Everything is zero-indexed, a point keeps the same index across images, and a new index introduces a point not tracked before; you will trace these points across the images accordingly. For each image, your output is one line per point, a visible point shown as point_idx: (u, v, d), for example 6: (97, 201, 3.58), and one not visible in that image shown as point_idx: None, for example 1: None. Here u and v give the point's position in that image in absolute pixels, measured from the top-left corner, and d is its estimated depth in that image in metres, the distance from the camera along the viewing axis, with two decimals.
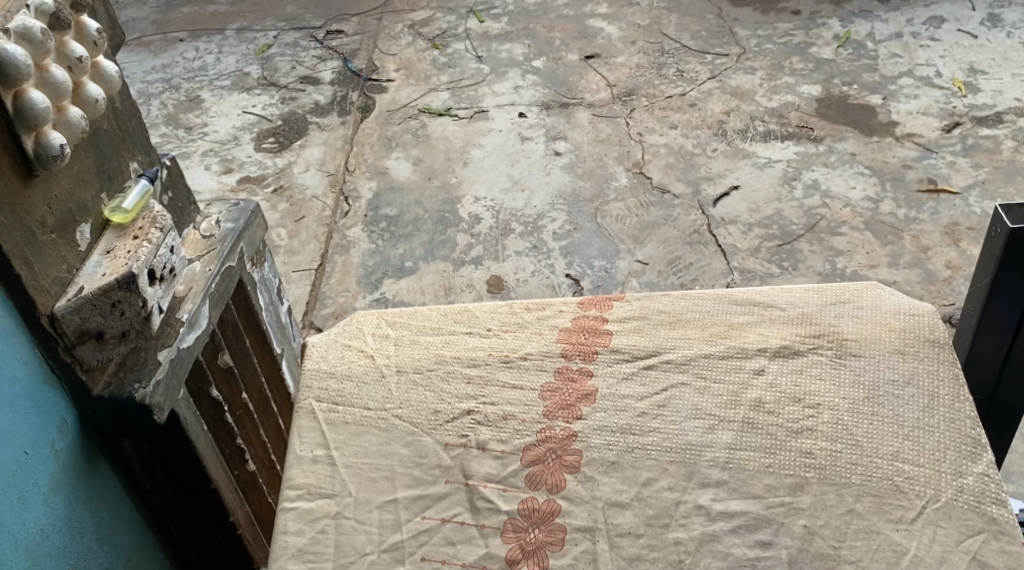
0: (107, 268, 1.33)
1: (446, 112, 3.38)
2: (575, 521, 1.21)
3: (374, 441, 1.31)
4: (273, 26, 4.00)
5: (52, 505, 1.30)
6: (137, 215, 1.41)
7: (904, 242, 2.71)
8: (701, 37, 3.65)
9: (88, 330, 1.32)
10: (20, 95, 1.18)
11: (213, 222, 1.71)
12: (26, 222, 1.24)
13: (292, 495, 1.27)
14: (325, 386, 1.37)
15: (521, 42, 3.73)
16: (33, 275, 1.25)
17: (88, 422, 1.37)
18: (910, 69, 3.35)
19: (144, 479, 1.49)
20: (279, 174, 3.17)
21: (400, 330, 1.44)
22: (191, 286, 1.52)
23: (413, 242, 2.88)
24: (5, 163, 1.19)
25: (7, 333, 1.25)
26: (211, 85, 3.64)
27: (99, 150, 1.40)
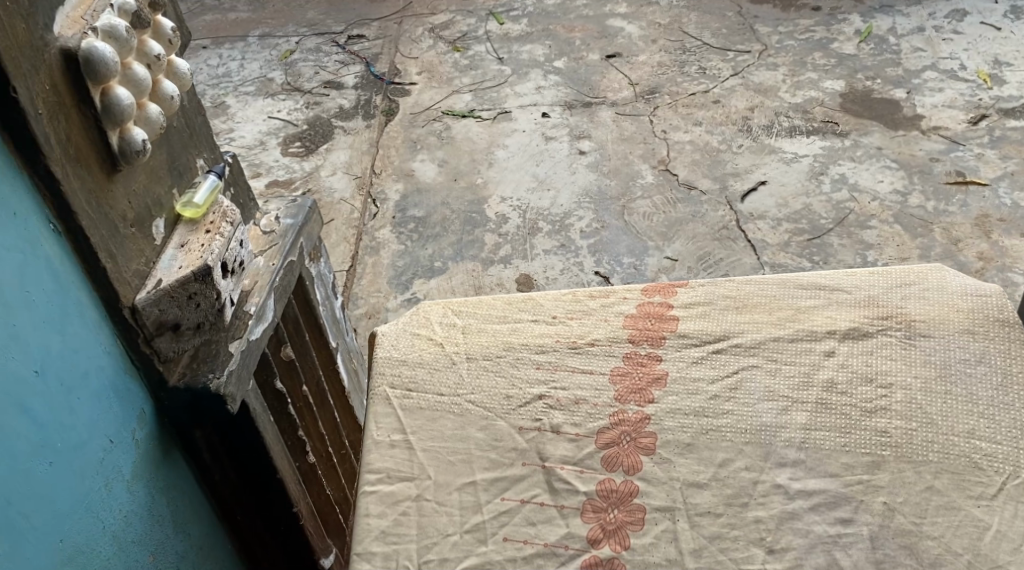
0: (184, 260, 1.34)
1: (469, 114, 3.40)
2: (654, 502, 1.24)
3: (449, 426, 1.34)
4: (295, 32, 4.03)
5: (135, 492, 1.30)
6: (207, 209, 1.41)
7: (934, 235, 2.71)
8: (722, 35, 3.66)
9: (166, 322, 1.33)
10: (107, 92, 1.21)
11: (273, 219, 1.68)
12: (110, 215, 1.25)
13: (372, 479, 1.30)
14: (398, 373, 1.40)
15: (542, 43, 3.75)
16: (117, 268, 1.26)
17: (164, 412, 1.37)
18: (934, 62, 3.35)
19: (214, 471, 1.48)
20: (307, 177, 3.19)
21: (467, 318, 1.46)
22: (256, 280, 1.51)
23: (442, 243, 2.90)
24: (93, 158, 1.22)
25: (92, 324, 1.25)
26: (235, 91, 3.67)
27: (170, 148, 1.40)
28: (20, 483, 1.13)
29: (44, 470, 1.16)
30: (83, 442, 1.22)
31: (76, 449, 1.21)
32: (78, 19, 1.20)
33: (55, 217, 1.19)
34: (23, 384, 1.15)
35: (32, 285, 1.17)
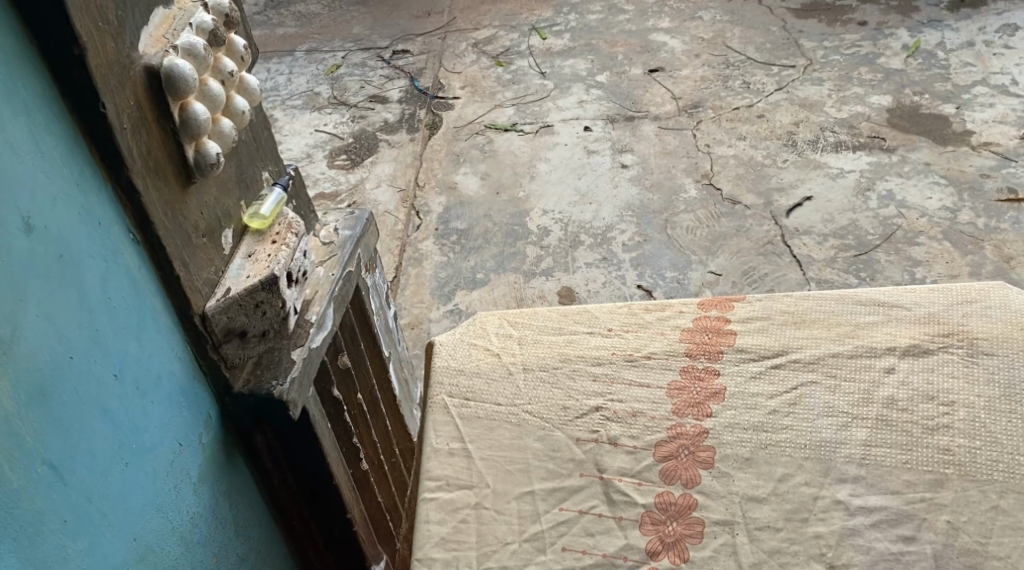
0: (251, 270, 1.36)
1: (512, 127, 3.42)
2: (713, 515, 1.24)
3: (506, 435, 1.35)
4: (341, 47, 4.07)
5: (201, 494, 1.33)
6: (273, 220, 1.44)
7: (984, 252, 2.69)
8: (766, 50, 3.65)
9: (233, 329, 1.35)
10: (186, 107, 1.24)
11: (332, 230, 1.70)
12: (185, 226, 1.28)
13: (431, 486, 1.32)
14: (456, 383, 1.41)
15: (585, 58, 3.77)
16: (189, 276, 1.28)
17: (228, 416, 1.39)
18: (984, 77, 3.32)
19: (274, 475, 1.50)
20: (353, 190, 3.22)
21: (523, 330, 1.47)
22: (317, 290, 1.53)
23: (484, 255, 2.92)
24: (170, 170, 1.24)
25: (165, 329, 1.28)
26: (283, 104, 3.72)
27: (239, 161, 1.43)
28: (100, 482, 1.15)
29: (121, 470, 1.19)
30: (155, 444, 1.24)
31: (149, 452, 1.23)
32: (161, 38, 1.23)
33: (134, 227, 1.22)
34: (102, 386, 1.17)
35: (113, 291, 1.19)
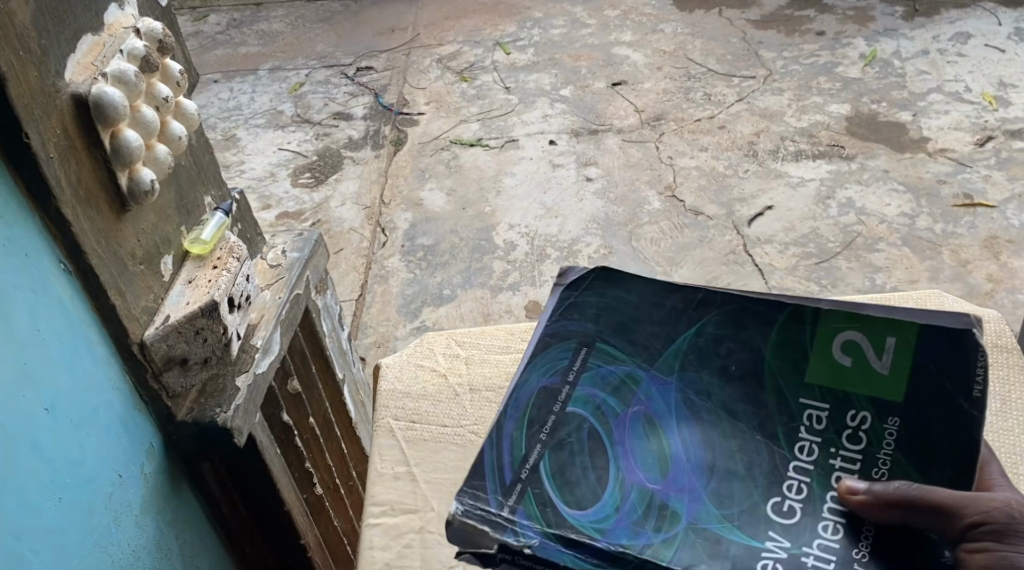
0: (191, 297, 1.35)
1: (477, 143, 3.42)
2: None
3: (453, 457, 1.35)
4: (304, 65, 4.06)
5: (143, 527, 1.32)
6: (214, 245, 1.43)
7: (943, 257, 2.71)
8: (726, 61, 3.68)
9: (173, 357, 1.34)
10: (116, 135, 1.23)
11: (279, 252, 1.69)
12: (119, 254, 1.27)
13: (377, 511, 1.32)
14: (402, 406, 1.42)
15: (549, 72, 3.78)
16: (125, 305, 1.27)
17: (172, 446, 1.38)
18: (939, 85, 3.36)
19: (222, 503, 1.49)
20: (317, 208, 3.21)
21: (470, 349, 1.48)
22: (263, 313, 1.52)
23: (451, 270, 2.91)
24: (102, 199, 1.24)
25: (101, 360, 1.27)
26: (246, 124, 3.71)
27: (179, 187, 1.42)
28: (31, 518, 1.14)
29: (54, 506, 1.18)
30: (92, 476, 1.24)
31: (85, 485, 1.22)
32: (89, 65, 1.23)
33: (65, 257, 1.21)
34: (33, 421, 1.16)
35: (44, 323, 1.19)
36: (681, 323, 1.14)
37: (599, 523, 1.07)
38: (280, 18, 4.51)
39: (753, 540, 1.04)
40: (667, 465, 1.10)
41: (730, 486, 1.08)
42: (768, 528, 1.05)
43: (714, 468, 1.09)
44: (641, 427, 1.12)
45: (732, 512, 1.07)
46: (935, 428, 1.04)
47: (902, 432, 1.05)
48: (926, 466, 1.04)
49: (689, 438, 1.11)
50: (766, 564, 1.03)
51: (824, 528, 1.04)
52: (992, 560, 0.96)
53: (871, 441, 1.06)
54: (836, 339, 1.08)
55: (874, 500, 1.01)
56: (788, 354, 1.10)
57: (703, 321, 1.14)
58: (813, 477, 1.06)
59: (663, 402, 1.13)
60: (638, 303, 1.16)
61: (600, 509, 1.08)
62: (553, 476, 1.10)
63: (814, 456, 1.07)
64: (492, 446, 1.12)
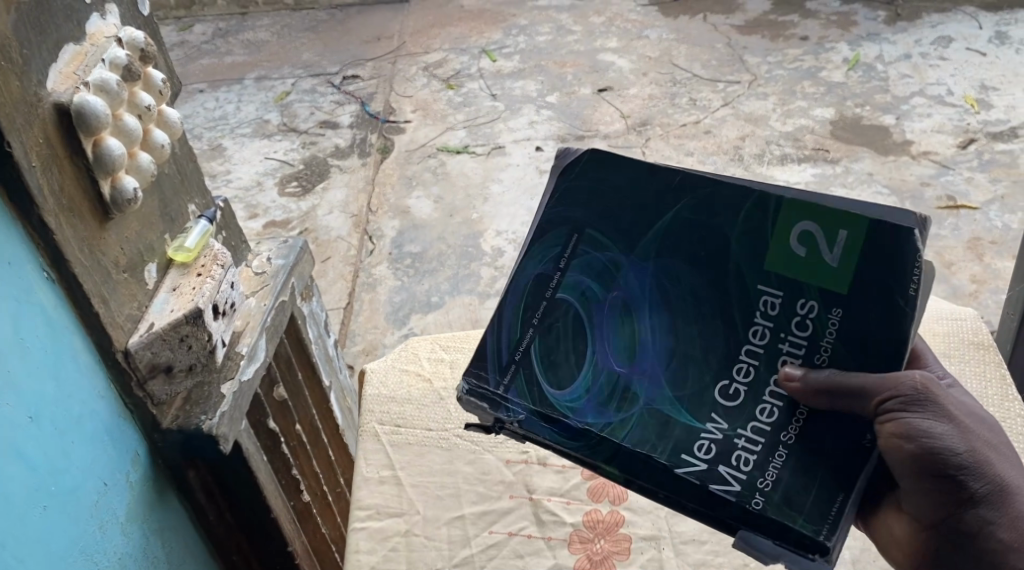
0: (175, 304, 1.35)
1: (464, 150, 3.43)
2: (640, 531, 1.30)
3: (438, 460, 1.40)
4: (291, 74, 4.07)
5: (129, 534, 1.32)
6: (198, 253, 1.43)
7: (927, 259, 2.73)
8: (711, 66, 3.71)
9: (157, 365, 1.34)
10: (99, 143, 1.24)
11: (265, 259, 1.69)
12: (102, 262, 1.27)
13: (362, 515, 1.35)
14: (386, 411, 1.46)
15: (535, 79, 3.80)
16: (109, 313, 1.28)
17: (157, 454, 1.39)
18: (921, 88, 3.39)
19: (209, 511, 1.49)
20: (304, 217, 3.21)
21: (454, 354, 1.53)
22: (248, 320, 1.52)
23: (438, 277, 2.92)
24: (85, 207, 1.24)
25: (86, 368, 1.27)
26: (232, 133, 3.71)
27: (162, 195, 1.42)
28: (16, 526, 1.15)
29: (38, 513, 1.18)
30: (77, 484, 1.24)
31: (69, 492, 1.23)
32: (70, 74, 1.23)
33: (49, 265, 1.22)
34: (17, 429, 1.16)
35: (27, 332, 1.19)
36: (661, 206, 1.09)
37: (574, 404, 1.10)
38: (266, 27, 4.52)
39: (699, 423, 1.06)
40: (637, 351, 1.09)
41: (686, 369, 1.07)
42: (712, 410, 1.06)
43: (681, 352, 1.08)
44: (615, 311, 1.10)
45: (689, 395, 1.07)
46: (878, 315, 1.01)
47: (846, 323, 1.02)
48: (864, 360, 1.02)
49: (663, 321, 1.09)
50: (703, 444, 1.05)
51: (762, 410, 1.05)
52: (908, 432, 0.99)
53: (816, 330, 1.03)
54: (793, 223, 1.03)
55: (806, 385, 1.02)
56: (750, 237, 1.05)
57: (671, 205, 1.08)
58: (764, 363, 1.05)
59: (639, 287, 1.09)
60: (623, 185, 1.10)
61: (576, 390, 1.10)
62: (541, 358, 1.12)
63: (765, 340, 1.05)
64: (492, 326, 1.14)
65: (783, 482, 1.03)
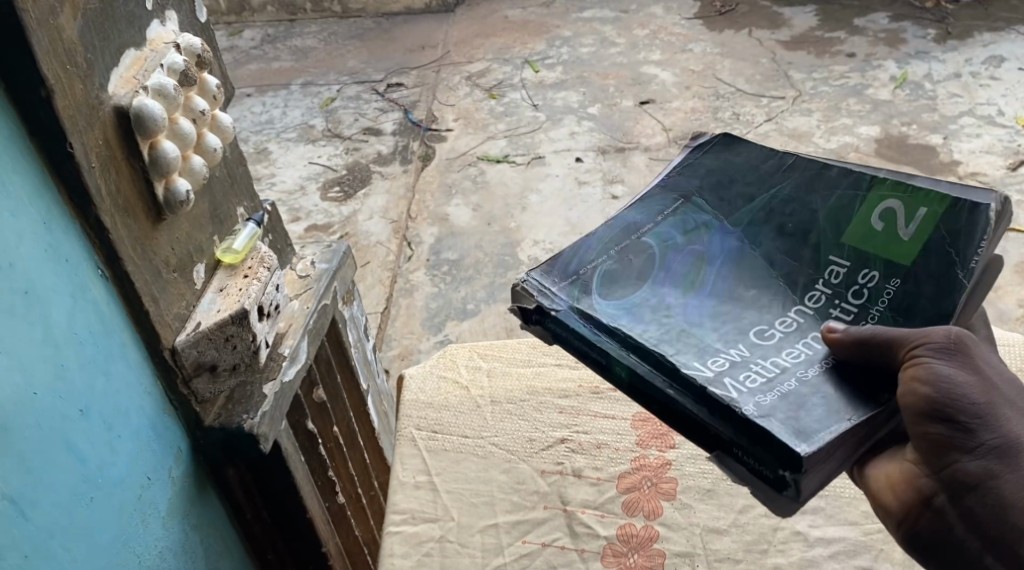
0: (222, 304, 1.37)
1: (504, 159, 3.45)
2: (674, 547, 1.30)
3: (473, 468, 1.41)
4: (336, 81, 4.11)
5: (170, 528, 1.34)
6: (246, 255, 1.46)
7: None
8: (755, 81, 3.69)
9: (202, 363, 1.37)
10: (155, 146, 1.26)
11: (309, 263, 1.71)
12: (154, 261, 1.30)
13: (397, 520, 1.36)
14: (424, 416, 1.48)
15: (577, 90, 3.81)
16: (159, 311, 1.30)
17: (198, 451, 1.41)
18: (971, 108, 3.36)
19: (246, 508, 1.51)
20: (345, 222, 3.24)
21: (492, 362, 1.55)
22: (291, 322, 1.54)
23: (474, 285, 2.93)
24: (139, 207, 1.27)
25: (134, 365, 1.30)
26: (278, 137, 3.75)
27: (213, 197, 1.45)
28: (62, 517, 1.17)
29: (85, 505, 1.20)
30: (122, 479, 1.26)
31: (115, 486, 1.25)
32: (131, 79, 1.26)
33: (103, 263, 1.24)
34: (68, 421, 1.19)
35: (81, 328, 1.22)
36: (766, 184, 1.24)
37: (610, 311, 1.16)
38: (313, 34, 4.57)
39: (719, 348, 1.11)
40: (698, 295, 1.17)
41: (732, 309, 1.16)
42: (740, 341, 1.12)
43: (732, 311, 1.15)
44: (690, 259, 1.21)
45: (721, 335, 1.13)
46: (931, 290, 1.09)
47: (898, 294, 1.11)
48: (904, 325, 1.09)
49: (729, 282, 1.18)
50: (716, 360, 1.09)
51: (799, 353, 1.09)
52: (924, 374, 0.99)
53: (870, 298, 1.12)
54: (876, 206, 1.15)
55: (849, 338, 1.05)
56: (838, 216, 1.17)
57: (778, 181, 1.24)
58: (808, 320, 1.12)
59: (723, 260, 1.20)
60: (746, 161, 1.27)
61: (616, 306, 1.17)
62: (601, 278, 1.20)
63: (818, 303, 1.14)
64: (572, 246, 1.25)
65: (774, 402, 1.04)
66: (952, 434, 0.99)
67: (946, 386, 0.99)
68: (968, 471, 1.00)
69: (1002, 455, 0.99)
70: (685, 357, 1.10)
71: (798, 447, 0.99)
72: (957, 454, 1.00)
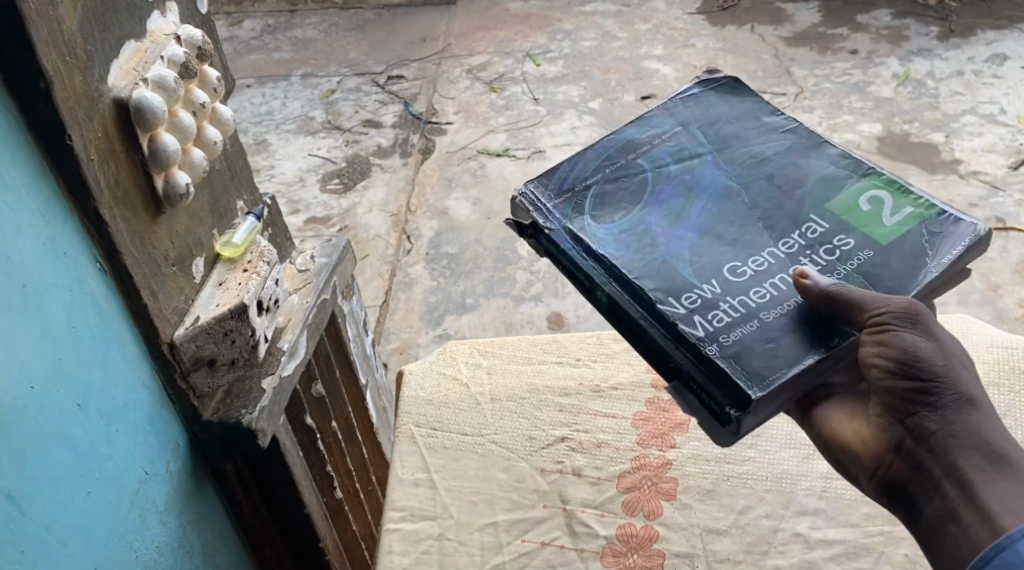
0: (221, 299, 1.36)
1: (504, 153, 3.43)
2: (674, 548, 1.29)
3: (472, 465, 1.40)
4: (337, 72, 4.10)
5: (167, 523, 1.33)
6: (246, 249, 1.45)
7: (971, 281, 2.70)
8: (757, 77, 3.68)
9: (201, 358, 1.36)
10: (155, 139, 1.25)
11: (308, 257, 1.70)
12: (153, 255, 1.29)
13: (396, 517, 1.36)
14: (423, 413, 1.47)
15: (578, 84, 3.79)
16: (157, 305, 1.29)
17: (197, 446, 1.40)
18: (973, 107, 3.35)
19: (244, 503, 1.50)
20: (344, 214, 3.22)
21: (492, 359, 1.54)
22: (290, 318, 1.53)
23: (474, 280, 2.92)
24: (138, 200, 1.26)
25: (132, 359, 1.29)
26: (277, 129, 3.74)
27: (213, 191, 1.44)
28: (59, 512, 1.16)
29: (82, 499, 1.20)
30: (120, 473, 1.26)
31: (112, 480, 1.24)
32: (130, 71, 1.25)
33: (101, 256, 1.23)
34: (66, 415, 1.18)
35: (79, 321, 1.21)
36: (761, 162, 1.33)
37: (600, 234, 1.27)
38: (314, 25, 4.55)
39: (693, 281, 1.22)
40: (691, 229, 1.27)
41: (706, 243, 1.26)
42: (714, 277, 1.22)
43: (721, 240, 1.25)
44: (679, 190, 1.31)
45: (697, 267, 1.23)
46: (900, 266, 1.20)
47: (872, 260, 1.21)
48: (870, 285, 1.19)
49: (721, 212, 1.28)
50: (691, 296, 1.20)
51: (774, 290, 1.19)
52: (889, 335, 1.11)
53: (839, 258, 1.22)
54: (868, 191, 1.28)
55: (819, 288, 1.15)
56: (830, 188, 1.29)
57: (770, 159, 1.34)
58: (780, 263, 1.22)
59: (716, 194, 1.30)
60: (743, 135, 1.37)
61: (606, 229, 1.28)
62: (596, 197, 1.32)
63: (790, 250, 1.24)
64: (573, 159, 1.36)
65: (742, 341, 1.15)
66: (917, 396, 1.11)
67: (912, 352, 1.11)
68: (929, 424, 1.11)
69: (960, 411, 1.10)
70: (662, 290, 1.21)
71: (747, 390, 1.11)
72: (919, 410, 1.11)
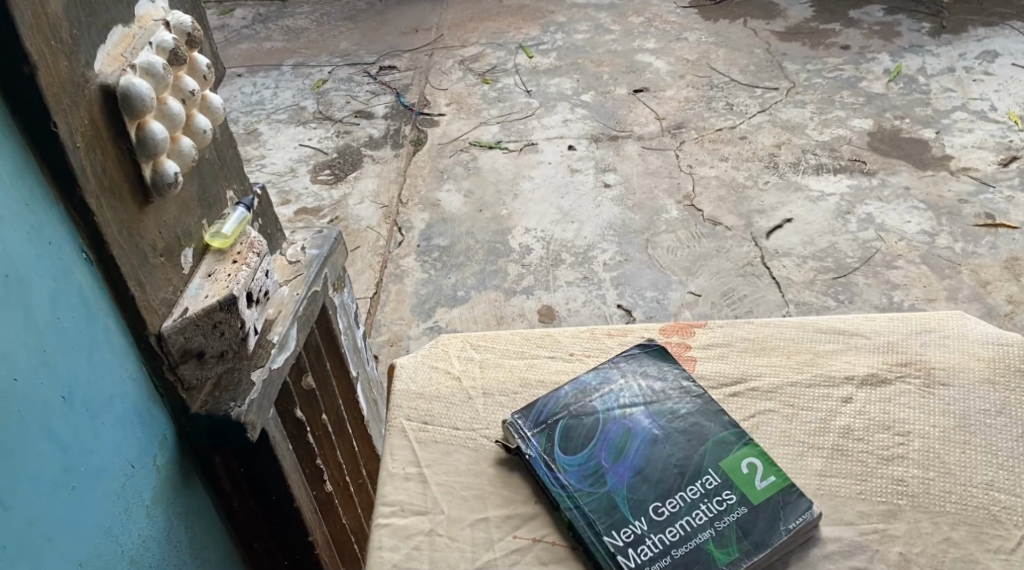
0: (210, 290, 1.35)
1: (496, 145, 3.42)
2: None
3: (464, 460, 1.39)
4: (328, 62, 4.07)
5: (154, 517, 1.32)
6: (235, 240, 1.43)
7: (961, 276, 2.69)
8: (750, 72, 3.67)
9: (189, 350, 1.34)
10: (143, 127, 1.23)
11: (299, 249, 1.68)
12: (141, 245, 1.27)
13: (386, 512, 1.34)
14: (414, 407, 1.46)
15: (571, 77, 3.77)
16: (145, 296, 1.28)
17: (185, 438, 1.39)
18: (964, 103, 3.34)
19: (232, 496, 1.48)
20: (335, 205, 3.20)
21: (485, 353, 1.53)
22: (280, 309, 1.51)
23: (465, 272, 2.91)
24: (126, 189, 1.24)
25: (119, 351, 1.27)
26: (268, 118, 3.71)
27: (202, 180, 1.42)
28: (43, 506, 1.15)
29: (66, 494, 1.18)
30: (105, 467, 1.24)
31: (98, 474, 1.23)
32: (118, 57, 1.23)
33: (88, 246, 1.21)
34: (49, 409, 1.16)
35: (64, 312, 1.19)
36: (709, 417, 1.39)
37: (565, 464, 1.34)
38: (305, 15, 4.52)
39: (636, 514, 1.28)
40: (624, 454, 1.35)
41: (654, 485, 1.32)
42: (652, 508, 1.29)
43: (650, 473, 1.33)
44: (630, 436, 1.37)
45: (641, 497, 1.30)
46: None
47: None
48: None
49: (653, 445, 1.36)
50: (627, 528, 1.27)
51: (693, 515, 1.28)
52: None
53: None
54: None
55: None
56: None
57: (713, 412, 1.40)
58: (714, 493, 1.30)
59: (648, 432, 1.37)
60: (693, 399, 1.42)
61: (568, 459, 1.34)
62: (561, 428, 1.38)
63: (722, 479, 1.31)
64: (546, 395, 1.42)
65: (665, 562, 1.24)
66: None
67: None
68: None
69: None
70: (603, 519, 1.28)
71: None
72: None
